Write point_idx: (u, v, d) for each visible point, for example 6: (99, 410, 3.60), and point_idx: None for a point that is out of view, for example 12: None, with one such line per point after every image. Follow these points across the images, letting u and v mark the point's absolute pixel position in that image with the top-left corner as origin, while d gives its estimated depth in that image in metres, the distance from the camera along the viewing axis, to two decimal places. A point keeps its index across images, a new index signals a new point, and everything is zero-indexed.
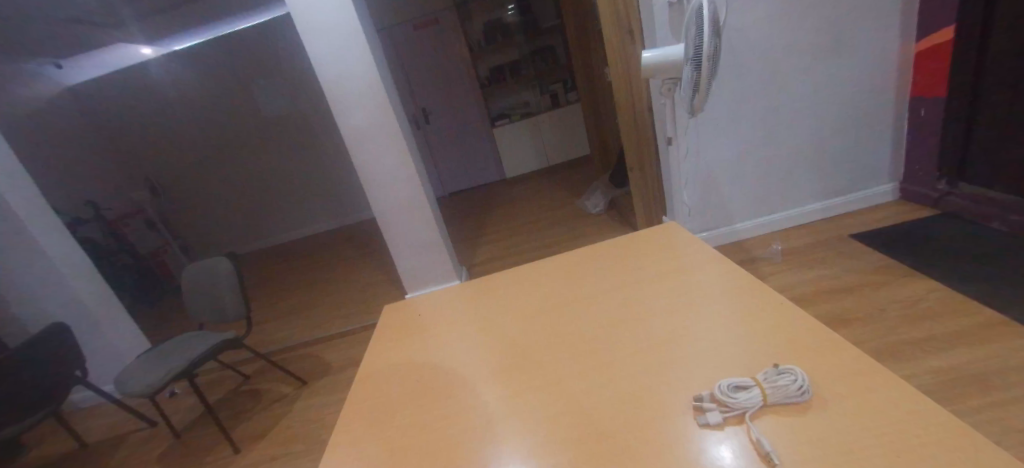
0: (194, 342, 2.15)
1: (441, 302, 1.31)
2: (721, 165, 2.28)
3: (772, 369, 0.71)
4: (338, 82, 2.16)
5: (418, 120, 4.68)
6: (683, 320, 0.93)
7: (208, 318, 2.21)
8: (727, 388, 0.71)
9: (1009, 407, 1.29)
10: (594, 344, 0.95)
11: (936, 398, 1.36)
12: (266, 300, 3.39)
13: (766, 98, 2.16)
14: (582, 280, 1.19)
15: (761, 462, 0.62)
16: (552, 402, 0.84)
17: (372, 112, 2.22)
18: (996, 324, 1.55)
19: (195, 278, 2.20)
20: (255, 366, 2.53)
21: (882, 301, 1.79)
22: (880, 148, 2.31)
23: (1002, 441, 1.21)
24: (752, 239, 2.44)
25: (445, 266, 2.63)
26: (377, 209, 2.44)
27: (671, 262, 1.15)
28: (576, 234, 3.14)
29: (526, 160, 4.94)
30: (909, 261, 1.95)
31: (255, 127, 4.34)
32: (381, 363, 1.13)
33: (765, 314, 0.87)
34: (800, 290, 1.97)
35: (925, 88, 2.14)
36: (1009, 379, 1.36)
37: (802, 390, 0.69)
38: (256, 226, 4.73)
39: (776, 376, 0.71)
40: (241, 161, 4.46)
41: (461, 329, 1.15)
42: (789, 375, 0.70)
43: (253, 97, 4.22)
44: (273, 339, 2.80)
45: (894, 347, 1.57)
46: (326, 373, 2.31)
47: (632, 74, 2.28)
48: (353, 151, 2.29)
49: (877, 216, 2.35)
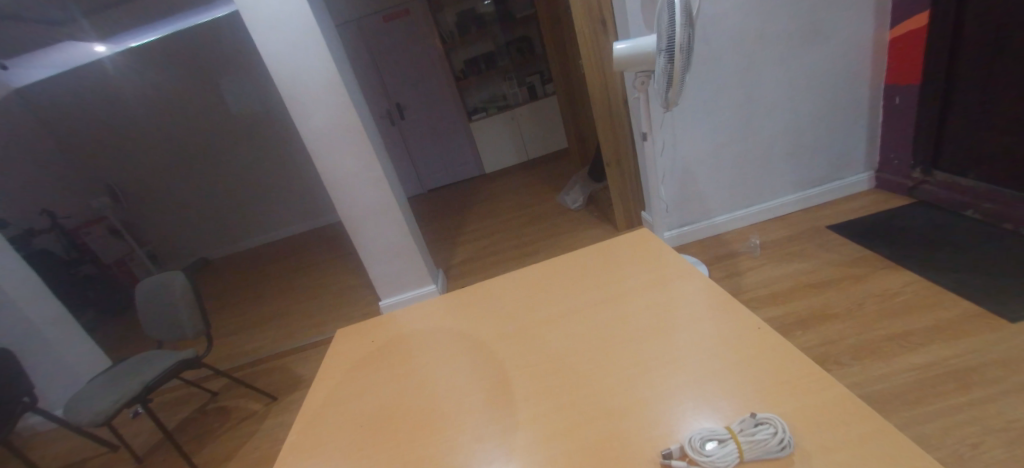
0: (149, 363, 2.02)
1: (416, 315, 1.20)
2: (698, 159, 2.23)
3: (750, 420, 0.65)
4: (294, 81, 2.03)
5: (392, 117, 4.54)
6: (663, 344, 0.86)
7: (165, 335, 2.08)
8: (698, 444, 0.64)
9: (989, 405, 1.27)
10: (568, 371, 0.87)
11: (915, 397, 1.35)
12: (234, 309, 3.26)
13: (742, 89, 2.11)
14: (561, 293, 1.12)
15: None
16: (523, 440, 0.75)
17: (333, 111, 2.10)
18: (972, 317, 1.55)
19: (148, 295, 2.07)
20: (222, 381, 2.42)
21: (861, 294, 1.77)
22: (856, 137, 2.29)
23: (983, 442, 1.19)
24: (729, 232, 2.41)
25: (420, 271, 2.53)
26: (344, 214, 2.33)
27: (654, 274, 1.08)
28: (554, 232, 3.08)
29: (504, 153, 4.84)
30: (885, 252, 1.94)
31: (219, 126, 4.13)
32: (338, 386, 1.03)
33: (744, 339, 0.81)
34: (777, 285, 1.94)
35: (899, 76, 2.12)
36: (988, 375, 1.35)
37: (781, 443, 0.62)
38: (225, 230, 4.55)
39: (754, 429, 0.64)
40: (207, 164, 4.26)
41: (433, 348, 1.05)
42: (768, 426, 0.64)
43: (216, 95, 4.01)
44: (242, 352, 2.68)
45: (874, 343, 1.55)
46: (297, 387, 2.21)
47: (606, 66, 2.21)
48: (312, 152, 2.16)
49: (853, 206, 2.34)
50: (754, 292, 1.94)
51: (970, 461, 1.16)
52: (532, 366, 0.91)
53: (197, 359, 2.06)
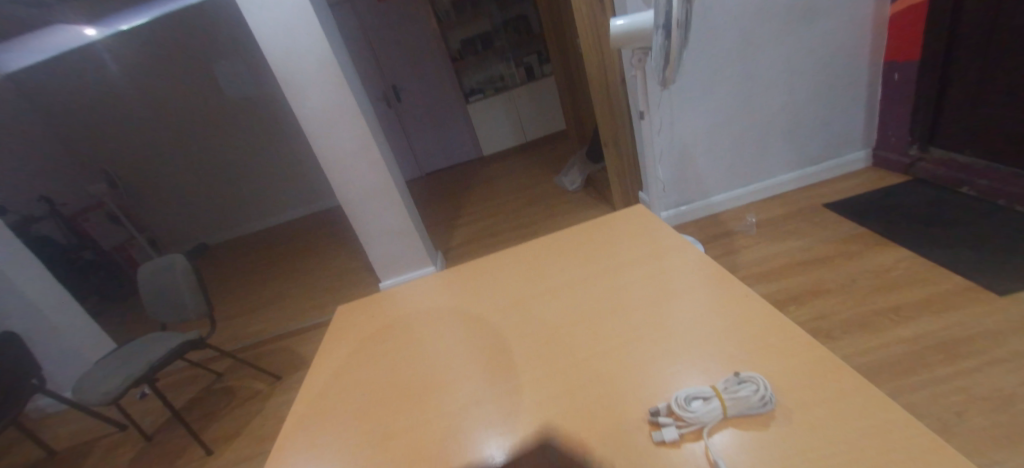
0: (154, 344, 2.05)
1: (417, 291, 1.22)
2: (695, 137, 2.23)
3: (733, 378, 0.67)
4: (289, 62, 2.01)
5: (388, 99, 4.49)
6: (657, 313, 0.88)
7: (169, 317, 2.10)
8: (683, 401, 0.67)
9: (973, 374, 1.31)
10: (564, 340, 0.89)
11: (902, 368, 1.38)
12: (236, 293, 3.29)
13: (741, 66, 2.09)
14: (559, 268, 1.13)
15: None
16: (519, 404, 0.78)
17: (328, 92, 2.08)
18: (962, 290, 1.57)
19: (151, 278, 2.08)
20: (226, 362, 2.46)
21: (854, 270, 1.79)
22: (854, 114, 2.28)
23: (966, 409, 1.23)
24: (726, 211, 2.43)
25: (419, 252, 2.55)
26: (342, 196, 2.33)
27: (649, 247, 1.10)
28: (552, 213, 3.09)
29: (502, 135, 4.81)
30: (879, 228, 1.96)
31: (215, 110, 4.11)
32: (342, 358, 1.06)
33: (733, 307, 0.84)
34: (772, 263, 1.96)
35: (898, 52, 2.10)
36: (974, 346, 1.38)
37: (764, 398, 0.65)
38: (224, 215, 4.55)
39: (737, 386, 0.66)
40: (205, 149, 4.24)
41: (433, 322, 1.08)
42: (751, 384, 0.66)
43: (212, 77, 3.98)
44: (245, 334, 2.72)
45: (865, 317, 1.58)
46: (300, 367, 2.25)
47: (603, 44, 2.18)
48: (308, 135, 2.15)
49: (849, 184, 2.35)
50: (749, 269, 1.97)
51: (954, 428, 1.20)
52: (529, 337, 0.93)
53: (201, 340, 2.09)
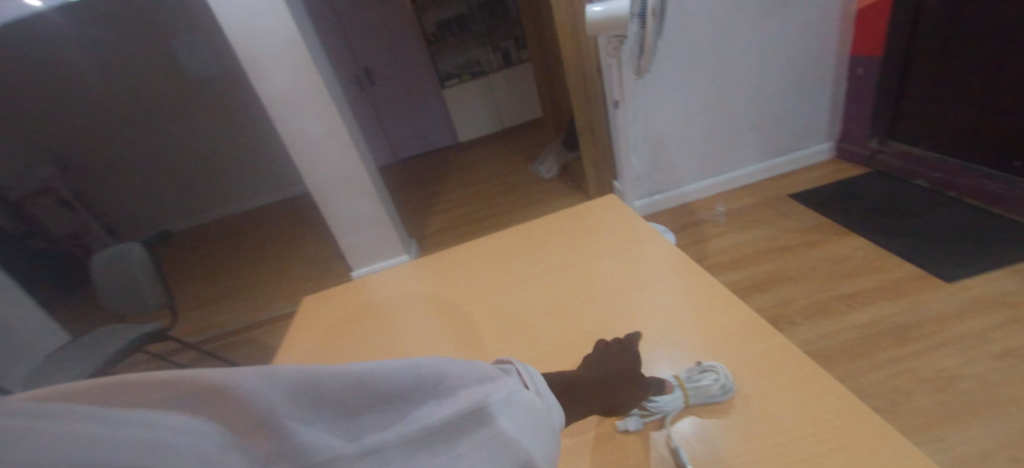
0: (110, 337, 1.95)
1: (390, 278, 1.20)
2: (669, 126, 2.25)
3: (695, 368, 0.69)
4: (252, 41, 1.91)
5: (360, 82, 4.36)
6: (627, 302, 0.89)
7: (127, 309, 2.01)
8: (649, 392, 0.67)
9: (920, 357, 1.39)
10: (537, 329, 0.89)
11: (857, 352, 1.45)
12: (201, 282, 3.17)
13: (714, 57, 2.11)
14: (534, 256, 1.13)
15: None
16: None
17: (295, 73, 1.99)
18: (914, 278, 1.66)
19: (104, 268, 1.98)
20: (190, 355, 2.38)
21: (815, 259, 1.86)
22: (819, 107, 2.35)
23: (912, 390, 1.31)
24: (697, 201, 2.48)
25: (393, 240, 2.51)
26: (311, 182, 2.26)
27: (622, 236, 1.10)
28: (527, 201, 3.09)
29: (478, 121, 4.76)
30: (840, 218, 2.04)
31: (175, 90, 3.92)
32: (309, 346, 1.03)
33: (700, 297, 0.85)
34: (739, 251, 2.02)
35: (863, 47, 2.16)
36: (922, 331, 1.46)
37: (725, 387, 0.66)
38: (187, 201, 4.36)
39: (699, 376, 0.68)
40: (165, 131, 4.04)
41: (405, 310, 1.06)
42: (712, 373, 0.68)
43: (171, 55, 3.77)
44: (210, 325, 2.63)
45: (824, 304, 1.65)
46: (268, 359, 2.19)
47: (579, 30, 2.16)
48: (273, 118, 2.06)
49: (813, 175, 2.43)
50: (717, 258, 2.02)
51: (901, 408, 1.27)
52: (502, 325, 0.93)
53: (162, 332, 2.02)
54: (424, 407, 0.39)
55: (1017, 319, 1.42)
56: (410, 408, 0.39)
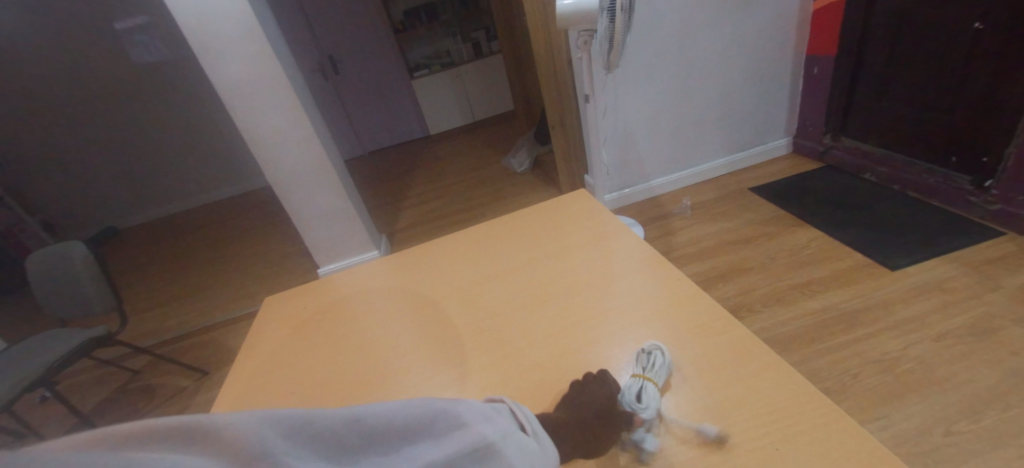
0: (50, 343, 1.81)
1: (359, 275, 1.16)
2: (637, 121, 2.29)
3: (641, 354, 0.72)
4: (205, 25, 1.79)
5: (325, 70, 4.20)
6: (599, 295, 0.90)
7: (70, 313, 1.87)
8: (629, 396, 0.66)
9: (867, 340, 1.48)
10: (511, 324, 0.89)
11: (812, 337, 1.53)
12: (154, 281, 3.00)
13: (680, 54, 2.15)
14: (506, 250, 1.13)
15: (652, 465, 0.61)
16: (463, 389, 0.77)
17: (253, 61, 1.90)
18: (863, 266, 1.76)
19: (43, 269, 1.83)
20: (143, 359, 2.25)
21: (773, 249, 1.95)
22: (778, 104, 2.45)
23: (861, 371, 1.39)
24: (664, 194, 2.54)
25: (362, 236, 2.44)
26: (271, 176, 2.16)
27: (593, 230, 1.12)
28: (499, 195, 3.08)
29: (449, 113, 4.68)
30: (797, 211, 2.14)
31: (119, 77, 3.65)
32: (273, 346, 0.99)
33: (668, 289, 0.87)
34: (704, 243, 2.09)
35: (818, 47, 2.26)
36: (869, 315, 1.56)
37: (670, 367, 0.72)
38: (136, 195, 4.10)
39: (645, 360, 0.71)
40: (110, 119, 3.77)
41: (375, 307, 1.04)
42: (655, 355, 0.71)
43: (114, 38, 3.51)
44: (166, 326, 2.50)
45: (782, 292, 1.73)
46: (229, 361, 2.10)
47: (549, 23, 2.15)
48: (229, 107, 1.95)
49: (772, 169, 2.53)
50: (683, 250, 2.08)
51: (850, 389, 1.35)
52: (476, 321, 0.92)
53: (110, 336, 1.89)
54: (415, 446, 0.44)
55: (952, 303, 1.53)
56: (401, 445, 0.43)
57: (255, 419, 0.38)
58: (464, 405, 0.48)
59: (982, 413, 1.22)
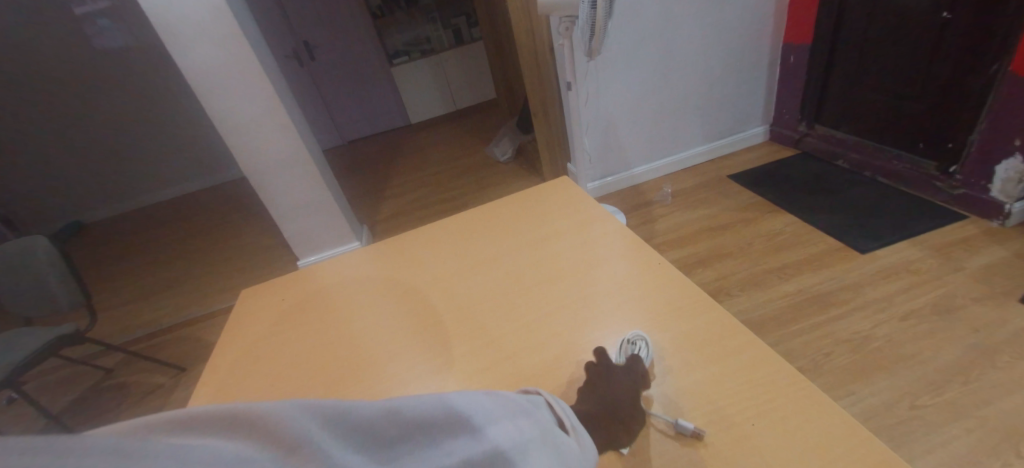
0: (15, 342, 1.73)
1: (340, 265, 1.14)
2: (618, 109, 2.30)
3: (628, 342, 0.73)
4: (169, 8, 1.70)
5: (300, 57, 4.08)
6: (584, 281, 0.91)
7: (36, 310, 1.79)
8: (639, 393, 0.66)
9: (839, 320, 1.54)
10: (496, 311, 0.89)
11: (788, 319, 1.58)
12: (125, 277, 2.89)
13: (661, 41, 2.16)
14: (490, 237, 1.12)
15: (639, 452, 0.62)
16: (450, 377, 0.77)
17: (223, 46, 1.82)
18: (835, 250, 1.82)
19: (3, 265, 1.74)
20: (117, 357, 2.18)
21: (751, 235, 1.99)
22: (756, 92, 2.48)
23: (833, 351, 1.45)
24: (645, 182, 2.56)
25: (343, 227, 2.40)
26: (246, 165, 2.10)
27: (576, 216, 1.12)
28: (481, 184, 3.06)
29: (429, 101, 4.61)
30: (773, 197, 2.19)
31: (79, 63, 3.47)
32: (254, 340, 0.96)
33: (650, 274, 0.89)
34: (684, 229, 2.12)
35: (794, 36, 2.29)
36: (841, 296, 1.62)
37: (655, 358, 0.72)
38: (102, 188, 3.93)
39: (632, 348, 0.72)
40: (70, 108, 3.59)
41: (358, 297, 1.02)
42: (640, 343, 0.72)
43: (71, 22, 3.32)
44: (140, 322, 2.42)
45: (759, 276, 1.77)
46: (207, 355, 2.06)
47: (530, 10, 2.12)
48: (200, 95, 1.88)
49: (750, 157, 2.58)
50: (664, 236, 2.11)
51: (823, 367, 1.40)
52: (462, 309, 0.91)
53: (80, 334, 1.82)
54: (455, 441, 0.40)
55: (918, 284, 1.60)
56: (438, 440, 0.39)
57: (290, 405, 0.34)
58: (500, 401, 0.46)
59: (946, 387, 1.28)
